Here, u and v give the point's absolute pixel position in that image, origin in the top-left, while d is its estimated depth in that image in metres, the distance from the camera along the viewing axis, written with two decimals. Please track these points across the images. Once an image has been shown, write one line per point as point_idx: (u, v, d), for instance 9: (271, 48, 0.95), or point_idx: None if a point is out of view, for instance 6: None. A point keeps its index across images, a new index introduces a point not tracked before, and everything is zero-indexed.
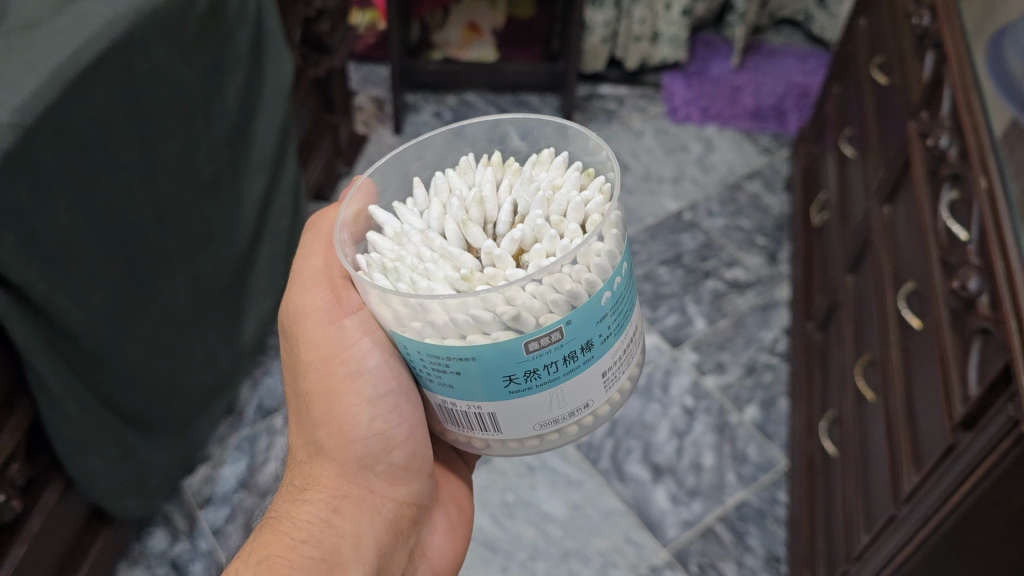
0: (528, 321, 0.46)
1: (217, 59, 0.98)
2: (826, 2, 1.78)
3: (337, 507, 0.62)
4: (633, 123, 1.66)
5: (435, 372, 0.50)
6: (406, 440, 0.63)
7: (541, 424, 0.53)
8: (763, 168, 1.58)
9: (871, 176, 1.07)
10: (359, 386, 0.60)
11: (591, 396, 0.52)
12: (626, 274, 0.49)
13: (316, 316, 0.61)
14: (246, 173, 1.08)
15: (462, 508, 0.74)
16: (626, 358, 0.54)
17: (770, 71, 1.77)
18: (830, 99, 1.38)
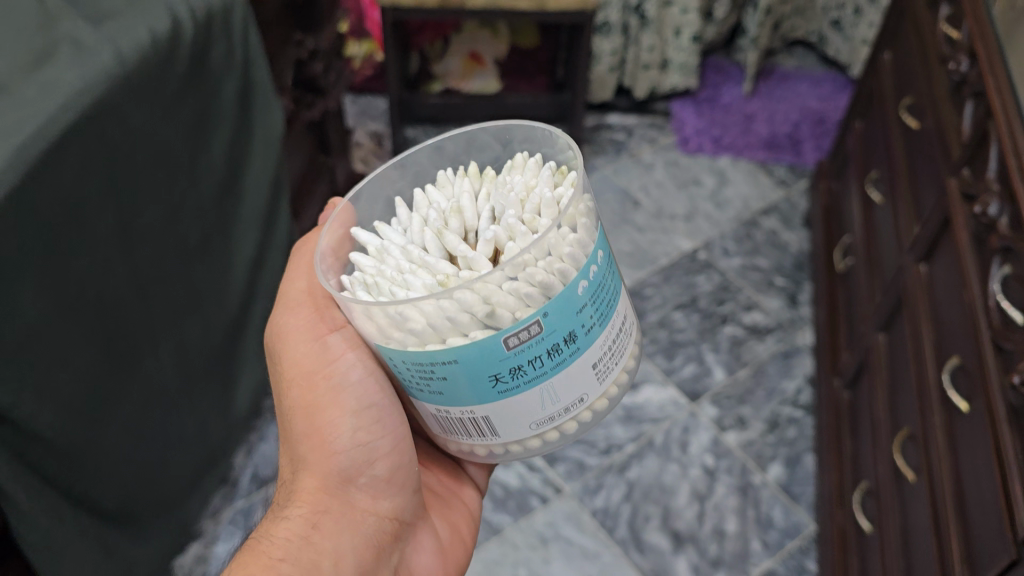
0: (502, 316, 0.48)
1: (202, 114, 0.91)
2: (841, 24, 1.72)
3: (317, 523, 0.59)
4: (643, 156, 1.58)
5: (422, 381, 0.52)
6: (391, 452, 0.62)
7: (535, 424, 0.54)
8: (779, 201, 1.51)
9: (904, 230, 0.99)
10: (342, 398, 0.60)
11: (584, 389, 0.54)
12: (602, 262, 0.52)
13: (299, 331, 0.62)
14: (236, 233, 1.01)
15: (458, 535, 0.71)
16: (617, 349, 0.56)
17: (784, 97, 1.71)
18: (851, 133, 1.31)
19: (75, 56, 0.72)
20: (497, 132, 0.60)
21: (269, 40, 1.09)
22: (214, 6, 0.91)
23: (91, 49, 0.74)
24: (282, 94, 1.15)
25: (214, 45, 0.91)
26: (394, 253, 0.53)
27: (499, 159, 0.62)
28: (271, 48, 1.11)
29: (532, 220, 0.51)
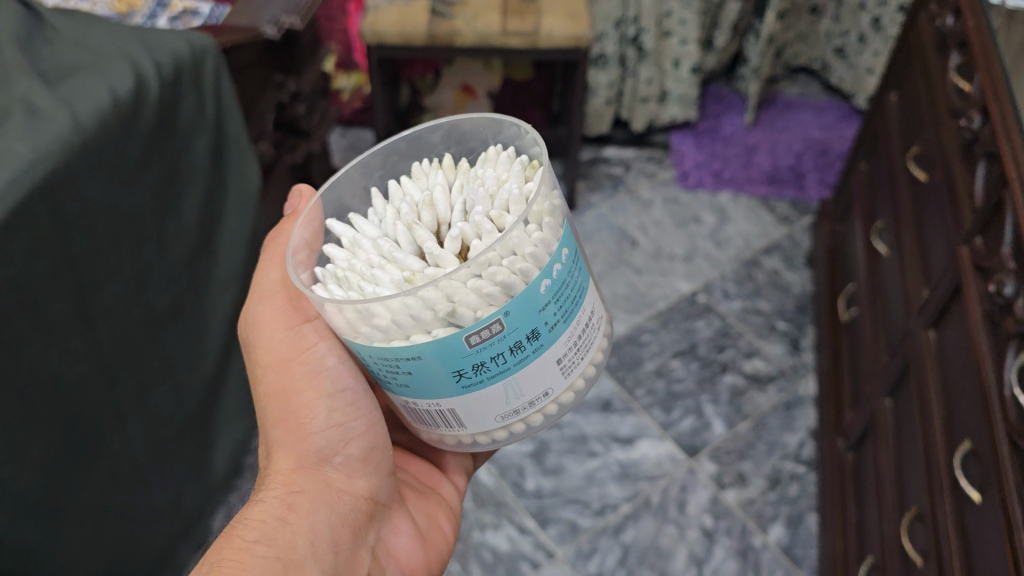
0: (464, 315, 0.50)
1: (170, 174, 0.87)
2: (844, 51, 1.66)
3: (292, 503, 0.58)
4: (641, 192, 1.54)
5: (391, 374, 0.55)
6: (365, 432, 0.63)
7: (501, 416, 0.57)
8: (782, 239, 1.47)
9: (913, 291, 0.92)
10: (317, 382, 0.61)
11: (547, 383, 0.57)
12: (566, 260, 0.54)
13: (275, 321, 0.64)
14: (211, 293, 0.97)
15: (435, 523, 0.71)
16: (582, 345, 0.59)
17: (787, 127, 1.66)
18: (855, 175, 1.26)
19: (27, 126, 0.68)
20: (472, 126, 0.63)
21: (244, 87, 1.05)
22: (182, 61, 0.87)
23: (45, 116, 0.70)
24: (256, 141, 1.11)
25: (183, 103, 0.87)
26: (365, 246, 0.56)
27: (474, 150, 0.64)
28: (247, 95, 1.06)
29: (498, 216, 0.54)
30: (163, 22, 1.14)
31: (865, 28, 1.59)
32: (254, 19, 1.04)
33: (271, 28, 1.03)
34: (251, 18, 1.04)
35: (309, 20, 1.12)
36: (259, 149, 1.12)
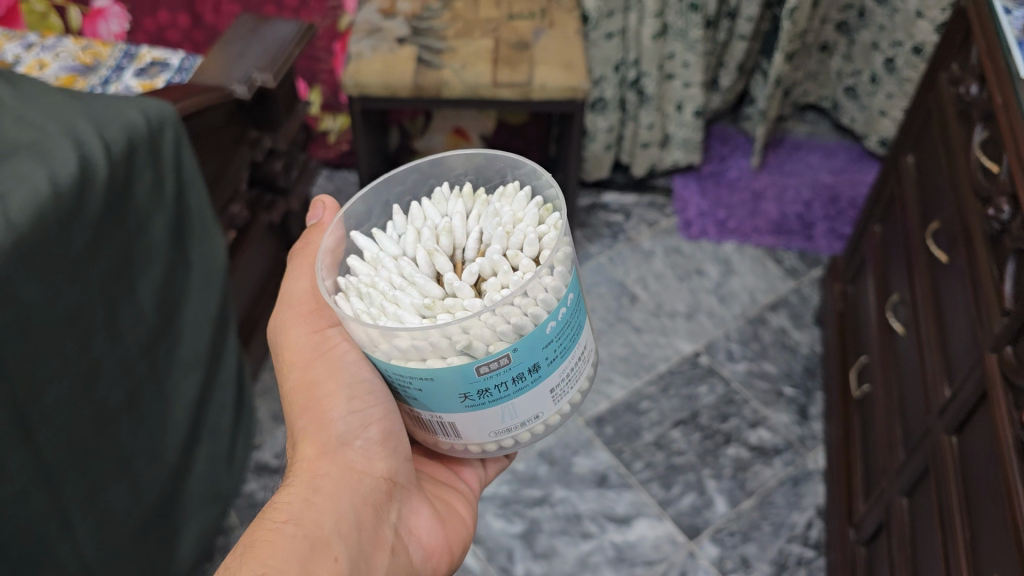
0: (479, 349, 0.55)
1: (124, 258, 0.82)
2: (855, 91, 1.58)
3: (317, 485, 0.59)
4: (641, 242, 1.47)
5: (403, 386, 0.59)
6: (385, 418, 0.63)
7: (494, 432, 0.62)
8: (789, 294, 1.39)
9: (933, 390, 0.84)
10: (339, 375, 0.63)
11: (540, 408, 0.62)
12: (571, 304, 0.59)
13: (299, 325, 0.69)
14: (173, 377, 0.91)
15: (454, 508, 0.71)
16: (574, 375, 0.63)
17: (795, 171, 1.59)
18: (868, 237, 1.19)
19: None
20: (491, 158, 0.66)
21: (206, 158, 0.99)
22: (137, 134, 0.81)
23: None
24: (220, 214, 1.05)
25: (137, 182, 0.82)
26: (386, 267, 0.59)
27: (491, 179, 0.68)
28: (210, 169, 1.00)
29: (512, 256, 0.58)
30: (131, 79, 1.08)
31: (878, 69, 1.51)
32: (224, 77, 1.00)
33: (241, 86, 0.99)
34: (221, 75, 1.00)
35: (286, 76, 1.07)
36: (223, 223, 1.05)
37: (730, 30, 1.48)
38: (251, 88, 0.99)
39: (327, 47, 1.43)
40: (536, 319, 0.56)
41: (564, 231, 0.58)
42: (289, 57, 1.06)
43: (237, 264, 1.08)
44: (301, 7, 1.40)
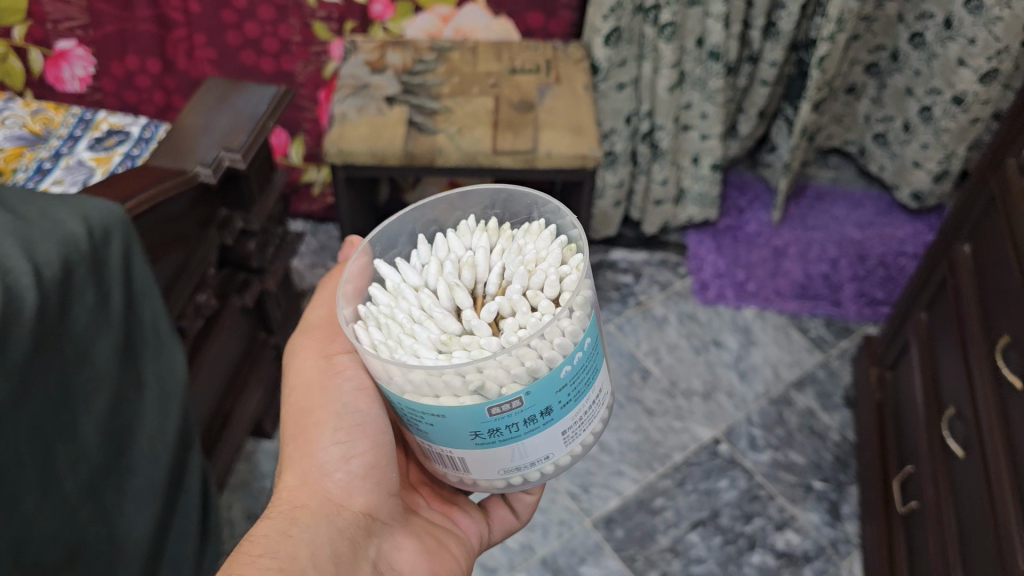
0: (491, 389, 0.53)
1: (59, 391, 0.70)
2: (885, 138, 1.46)
3: (299, 512, 0.60)
4: (653, 307, 1.35)
5: (415, 420, 0.58)
6: (368, 452, 0.65)
7: (504, 470, 0.60)
8: (815, 370, 1.28)
9: (1009, 549, 0.73)
10: (331, 405, 0.65)
11: (551, 450, 0.60)
12: (589, 348, 0.57)
13: (309, 355, 0.69)
14: (123, 516, 0.79)
15: (443, 548, 0.71)
16: (588, 418, 0.61)
17: (820, 224, 1.46)
18: (912, 325, 1.07)
19: None
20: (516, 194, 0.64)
21: (162, 258, 0.87)
22: (77, 250, 0.69)
23: None
24: (179, 317, 0.92)
25: (75, 306, 0.70)
26: (405, 302, 0.58)
27: (517, 214, 0.66)
28: (166, 269, 0.88)
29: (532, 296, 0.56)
30: (85, 152, 0.96)
31: (912, 117, 1.38)
32: (186, 159, 0.88)
33: (206, 168, 0.87)
34: (183, 157, 0.88)
35: (258, 153, 0.95)
36: (178, 328, 0.92)
37: (751, 74, 1.36)
38: (218, 171, 0.88)
39: (312, 95, 1.31)
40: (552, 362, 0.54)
41: (586, 273, 0.57)
42: (261, 131, 0.93)
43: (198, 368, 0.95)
44: (282, 52, 1.27)
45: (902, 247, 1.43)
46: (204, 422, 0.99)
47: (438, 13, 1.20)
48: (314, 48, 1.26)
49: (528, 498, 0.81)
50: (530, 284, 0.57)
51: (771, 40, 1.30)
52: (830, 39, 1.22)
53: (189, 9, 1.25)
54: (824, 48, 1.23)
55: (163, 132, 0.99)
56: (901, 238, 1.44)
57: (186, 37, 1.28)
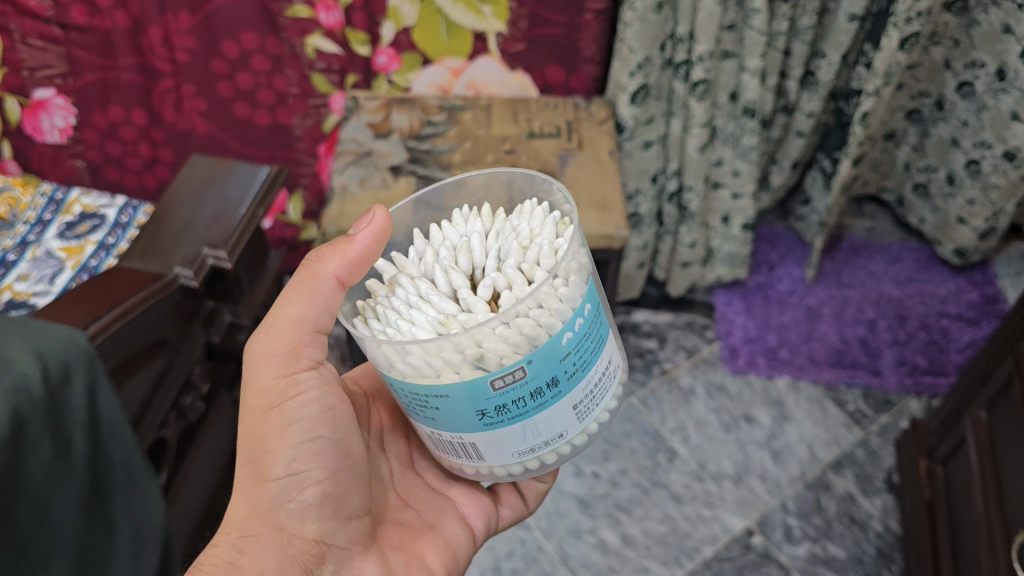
0: (490, 360, 0.49)
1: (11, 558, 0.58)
2: (925, 189, 1.37)
3: (243, 548, 0.54)
4: (679, 377, 1.25)
5: (418, 406, 0.53)
6: (326, 479, 0.58)
7: (517, 454, 0.55)
8: (855, 449, 1.18)
9: None
10: (288, 430, 0.57)
11: (566, 427, 0.54)
12: (590, 312, 0.52)
13: (267, 365, 0.58)
14: None
15: (420, 560, 0.64)
16: (598, 393, 0.55)
17: (855, 281, 1.37)
18: (971, 420, 0.97)
19: None
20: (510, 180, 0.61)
21: (136, 374, 0.77)
22: (29, 399, 0.60)
23: None
24: (162, 427, 0.83)
25: (26, 463, 0.60)
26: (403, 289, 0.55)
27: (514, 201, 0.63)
28: (140, 387, 0.78)
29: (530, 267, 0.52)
30: (54, 241, 0.86)
31: (957, 170, 1.28)
32: (168, 260, 0.78)
33: (188, 270, 0.77)
34: (165, 257, 0.78)
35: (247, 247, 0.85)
36: (160, 440, 0.83)
37: (786, 125, 1.27)
38: (202, 273, 0.78)
39: (311, 149, 1.22)
40: (553, 326, 0.49)
41: (579, 236, 0.53)
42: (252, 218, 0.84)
43: (177, 492, 0.86)
44: (278, 104, 1.17)
45: (945, 307, 1.33)
46: (187, 538, 0.90)
47: (448, 66, 1.11)
48: (313, 100, 1.16)
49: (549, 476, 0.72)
50: (527, 259, 0.53)
51: (808, 90, 1.21)
52: (875, 94, 1.12)
53: (177, 58, 1.15)
54: (869, 103, 1.13)
55: (143, 216, 0.89)
56: (942, 296, 1.35)
57: (173, 88, 1.18)
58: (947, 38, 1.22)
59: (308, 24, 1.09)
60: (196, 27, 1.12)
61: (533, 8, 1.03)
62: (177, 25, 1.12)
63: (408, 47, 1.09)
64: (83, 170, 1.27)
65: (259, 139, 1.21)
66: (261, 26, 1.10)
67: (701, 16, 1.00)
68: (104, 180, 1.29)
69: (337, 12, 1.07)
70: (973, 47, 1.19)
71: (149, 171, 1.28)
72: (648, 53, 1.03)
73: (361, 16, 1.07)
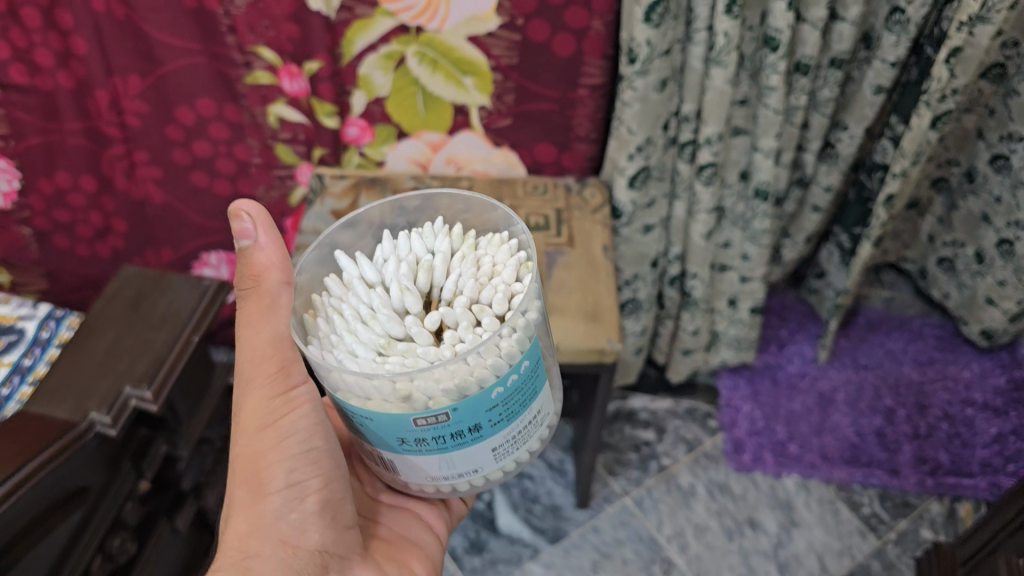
0: (416, 400, 0.48)
1: None
2: (951, 264, 1.25)
3: (248, 568, 0.53)
4: (678, 475, 1.15)
5: (346, 417, 0.52)
6: (324, 490, 0.58)
7: (431, 477, 0.54)
8: (870, 562, 1.07)
9: None
10: (285, 444, 0.57)
11: (481, 464, 0.54)
12: (528, 370, 0.50)
13: (258, 384, 0.58)
14: None
15: (405, 569, 0.65)
16: (523, 437, 0.54)
17: (872, 362, 1.26)
18: (1005, 565, 0.85)
19: None
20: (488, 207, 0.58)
21: (43, 538, 0.65)
22: None
23: None
24: None
25: None
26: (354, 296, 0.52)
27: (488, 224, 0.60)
28: (48, 550, 0.66)
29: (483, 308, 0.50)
30: None
31: (988, 248, 1.16)
32: (82, 404, 0.66)
33: (104, 415, 0.65)
34: (80, 398, 0.67)
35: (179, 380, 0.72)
36: None
37: (801, 198, 1.16)
38: (122, 419, 0.66)
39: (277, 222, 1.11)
40: (484, 381, 0.48)
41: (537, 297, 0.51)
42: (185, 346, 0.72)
43: None
44: (239, 174, 1.07)
45: (970, 394, 1.21)
46: None
47: (426, 141, 1.00)
48: (278, 171, 1.06)
49: None
50: (481, 298, 0.51)
51: (826, 163, 1.10)
52: (902, 176, 0.99)
53: (127, 123, 1.04)
54: (894, 186, 1.01)
55: (65, 329, 0.85)
56: (967, 381, 1.23)
57: (123, 154, 1.07)
58: (980, 106, 1.09)
59: (270, 91, 0.98)
60: (147, 90, 1.01)
61: (522, 81, 0.92)
62: (126, 89, 1.01)
63: (381, 119, 0.98)
64: (30, 239, 1.16)
65: (219, 211, 1.11)
66: (220, 92, 1.00)
67: (708, 95, 0.88)
68: (53, 249, 1.18)
69: (302, 79, 0.96)
70: (1010, 118, 1.05)
71: (101, 240, 1.17)
72: (649, 134, 0.91)
73: (328, 86, 0.95)
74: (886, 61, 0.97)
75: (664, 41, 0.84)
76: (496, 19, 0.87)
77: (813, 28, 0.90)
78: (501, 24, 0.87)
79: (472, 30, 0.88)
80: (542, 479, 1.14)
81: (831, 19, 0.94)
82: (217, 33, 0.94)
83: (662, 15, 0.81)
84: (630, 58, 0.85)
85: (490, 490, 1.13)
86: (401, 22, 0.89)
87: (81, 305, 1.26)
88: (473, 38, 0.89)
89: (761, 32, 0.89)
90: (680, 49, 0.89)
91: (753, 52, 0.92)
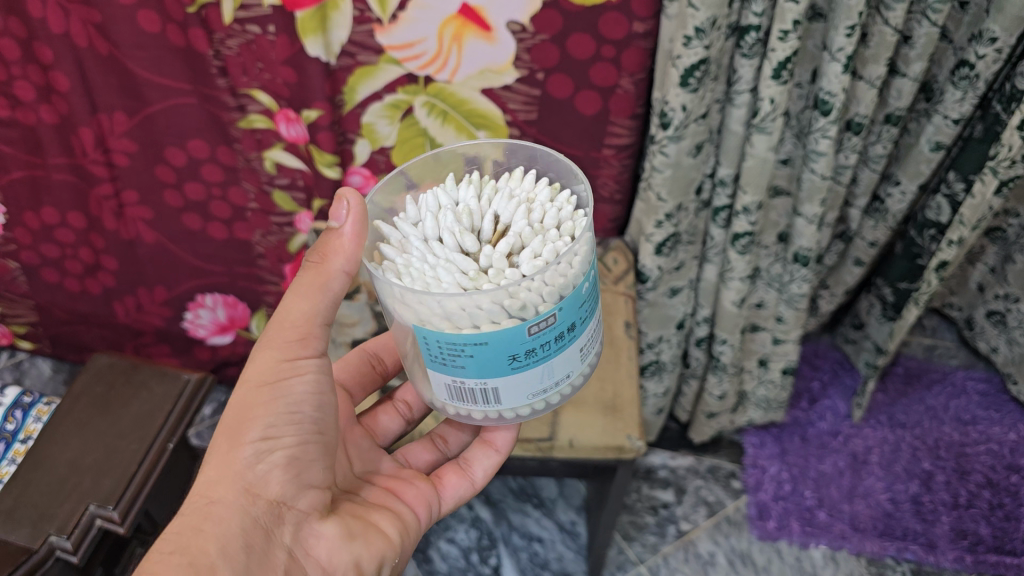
0: (529, 311, 0.49)
1: None
2: (1001, 317, 1.16)
3: (209, 514, 0.50)
4: (697, 542, 1.08)
5: (449, 356, 0.50)
6: (297, 446, 0.54)
7: (532, 395, 0.53)
8: None
9: None
10: (274, 404, 0.53)
11: (570, 369, 0.54)
12: (595, 269, 0.54)
13: (270, 344, 0.55)
14: None
15: (371, 527, 0.56)
16: (595, 335, 0.56)
17: (911, 421, 1.17)
18: None
19: None
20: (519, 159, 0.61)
21: None
22: None
23: None
24: None
25: None
26: (420, 241, 0.52)
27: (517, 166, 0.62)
28: None
29: (542, 230, 0.52)
30: None
31: None
32: (39, 529, 0.70)
33: (64, 540, 0.69)
34: (38, 522, 0.71)
35: (143, 501, 0.73)
36: None
37: (842, 251, 1.07)
38: (83, 544, 0.69)
39: (276, 268, 1.05)
40: (573, 280, 0.50)
41: (578, 203, 0.54)
42: (153, 453, 0.75)
43: None
44: (235, 218, 1.00)
45: (1016, 460, 1.11)
46: None
47: None
48: (276, 218, 0.99)
49: (491, 459, 0.66)
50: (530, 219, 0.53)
51: (873, 219, 1.01)
52: (959, 243, 0.90)
53: (114, 162, 0.96)
54: (950, 252, 0.91)
55: (32, 420, 0.92)
56: (1012, 444, 1.13)
57: (111, 195, 0.99)
58: None
59: (265, 136, 0.90)
60: (135, 129, 0.92)
61: (540, 137, 0.85)
62: (112, 128, 0.92)
63: (386, 168, 0.91)
64: (18, 271, 1.11)
65: (216, 254, 1.04)
66: (212, 135, 0.91)
67: (748, 163, 0.78)
68: (42, 282, 1.11)
69: (300, 126, 0.87)
70: None
71: (92, 277, 1.10)
72: (681, 202, 0.82)
73: (327, 135, 0.87)
74: (948, 117, 0.86)
75: (702, 105, 0.75)
76: (513, 73, 0.79)
77: (870, 87, 0.80)
78: (518, 78, 0.80)
79: (486, 83, 0.81)
80: (552, 543, 1.08)
81: (890, 73, 0.85)
82: (207, 74, 0.85)
83: (701, 78, 0.71)
84: (662, 122, 0.76)
85: (498, 553, 1.07)
86: (408, 70, 0.81)
87: (73, 338, 1.20)
88: (487, 90, 0.81)
89: (810, 92, 0.82)
90: (719, 109, 0.79)
91: (801, 111, 0.84)
